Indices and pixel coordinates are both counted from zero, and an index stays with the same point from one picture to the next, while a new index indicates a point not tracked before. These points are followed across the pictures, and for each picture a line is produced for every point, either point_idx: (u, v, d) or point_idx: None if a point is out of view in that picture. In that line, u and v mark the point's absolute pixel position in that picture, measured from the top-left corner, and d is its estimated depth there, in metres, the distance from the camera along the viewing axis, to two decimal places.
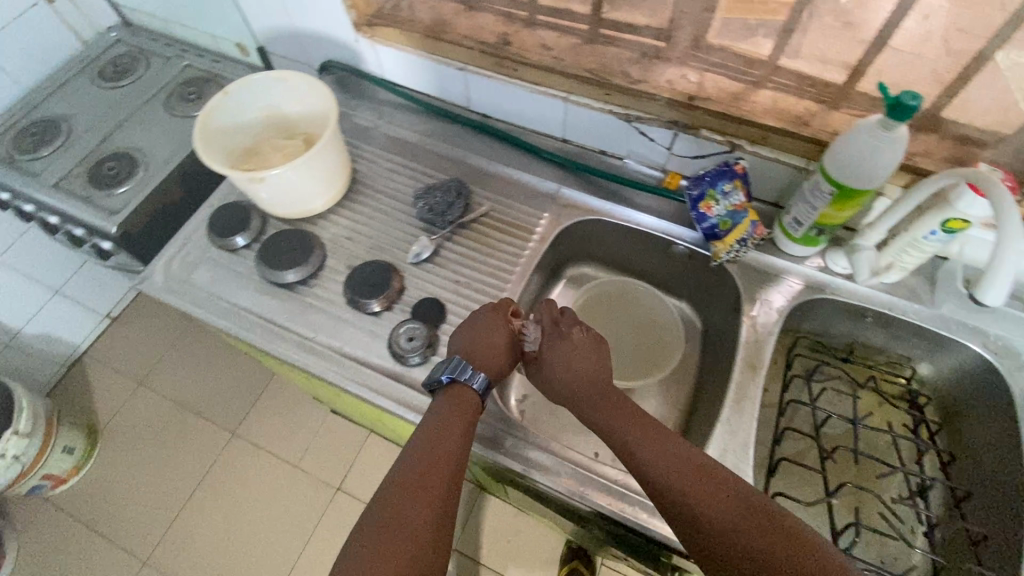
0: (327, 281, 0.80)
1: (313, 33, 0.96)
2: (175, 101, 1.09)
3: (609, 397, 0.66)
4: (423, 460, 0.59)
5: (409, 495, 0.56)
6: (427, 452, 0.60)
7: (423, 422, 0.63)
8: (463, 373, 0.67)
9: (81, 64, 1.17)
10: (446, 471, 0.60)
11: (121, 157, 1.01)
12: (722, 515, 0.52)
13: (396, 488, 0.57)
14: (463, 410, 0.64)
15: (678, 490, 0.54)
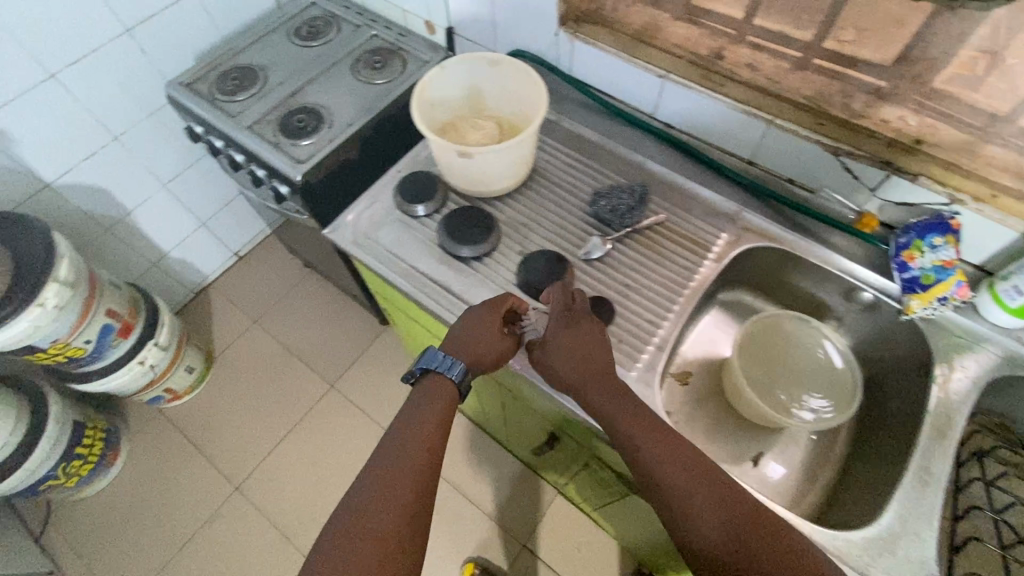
0: (501, 261, 0.82)
1: (509, 23, 1.00)
2: (360, 68, 1.15)
3: (606, 384, 0.66)
4: (391, 460, 0.64)
5: (385, 487, 0.61)
6: (400, 445, 0.66)
7: (402, 412, 0.69)
8: (443, 363, 0.72)
9: (279, 20, 1.25)
10: (409, 470, 0.64)
11: (311, 112, 1.08)
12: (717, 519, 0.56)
13: (373, 478, 0.62)
14: (439, 396, 0.70)
15: (678, 500, 0.58)
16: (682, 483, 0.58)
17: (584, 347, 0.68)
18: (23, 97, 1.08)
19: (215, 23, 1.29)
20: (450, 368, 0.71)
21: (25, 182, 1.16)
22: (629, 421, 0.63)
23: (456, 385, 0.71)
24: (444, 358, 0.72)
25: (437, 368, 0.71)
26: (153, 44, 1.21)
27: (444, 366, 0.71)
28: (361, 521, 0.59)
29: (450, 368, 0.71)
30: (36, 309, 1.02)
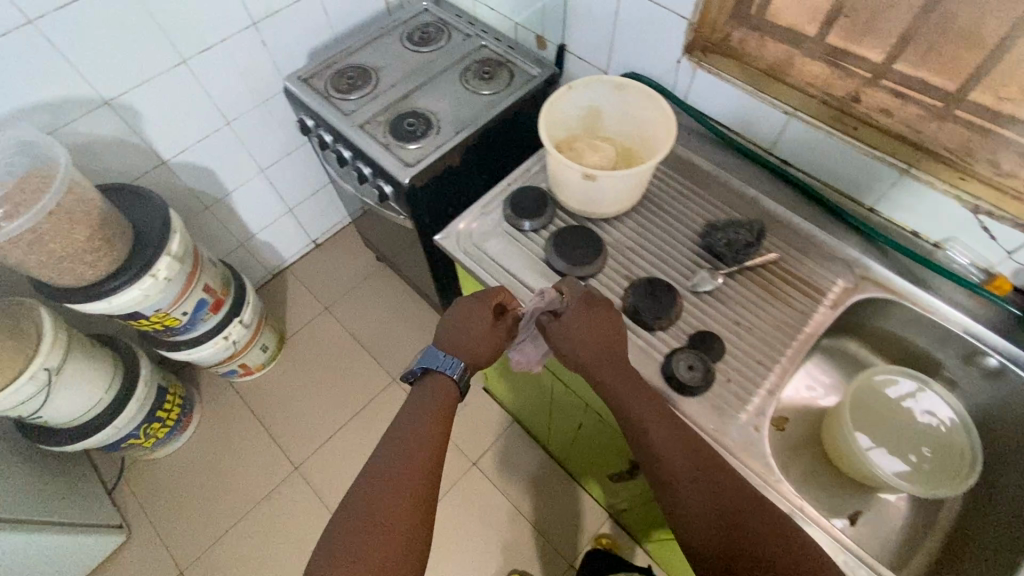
0: (607, 283, 0.81)
1: (629, 46, 1.00)
2: (468, 77, 1.18)
3: (621, 368, 0.70)
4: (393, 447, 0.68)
5: (392, 477, 0.65)
6: (403, 432, 0.70)
7: (408, 404, 0.73)
8: (444, 363, 0.75)
9: (392, 23, 1.29)
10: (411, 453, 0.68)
11: (421, 117, 1.11)
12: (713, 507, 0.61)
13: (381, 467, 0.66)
14: (440, 393, 0.74)
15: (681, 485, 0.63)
16: (685, 467, 0.63)
17: (597, 337, 0.71)
18: (158, 79, 1.15)
19: (331, 22, 1.35)
20: (449, 368, 0.75)
21: (146, 158, 1.23)
22: (640, 404, 0.68)
23: (455, 382, 0.75)
24: (444, 359, 0.75)
25: (438, 370, 0.75)
26: (275, 38, 1.28)
27: (445, 366, 0.75)
28: (370, 509, 0.63)
29: (449, 368, 0.74)
30: (149, 279, 1.07)
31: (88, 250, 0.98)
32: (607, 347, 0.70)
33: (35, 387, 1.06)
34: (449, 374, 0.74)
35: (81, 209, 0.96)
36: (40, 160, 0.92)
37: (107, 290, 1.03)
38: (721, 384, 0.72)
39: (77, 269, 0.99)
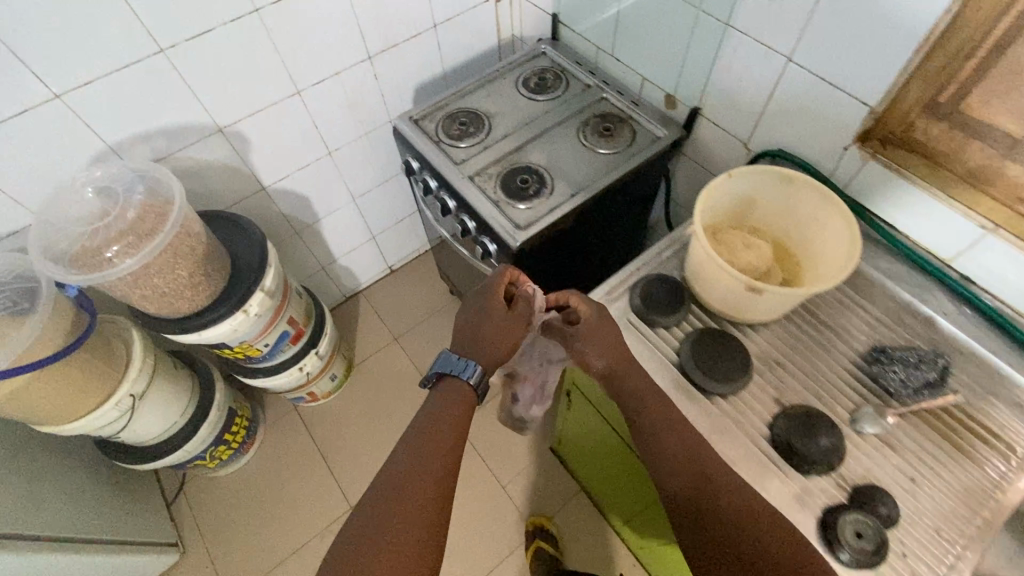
0: (752, 405, 0.71)
1: (782, 123, 0.90)
2: (587, 132, 1.10)
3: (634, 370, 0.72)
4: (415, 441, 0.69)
5: (404, 480, 0.65)
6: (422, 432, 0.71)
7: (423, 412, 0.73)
8: (461, 370, 0.76)
9: (507, 66, 1.23)
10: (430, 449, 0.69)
11: (534, 173, 1.04)
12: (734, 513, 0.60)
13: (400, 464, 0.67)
14: (457, 398, 0.75)
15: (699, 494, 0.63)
16: (698, 474, 0.64)
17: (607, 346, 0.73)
18: (270, 109, 1.12)
19: (442, 57, 1.31)
20: (469, 374, 0.76)
21: (248, 184, 1.22)
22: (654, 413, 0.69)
23: (475, 390, 0.76)
24: (462, 366, 0.76)
25: (458, 379, 0.76)
26: (387, 72, 1.24)
27: (462, 372, 0.76)
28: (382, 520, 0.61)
29: (469, 374, 0.76)
30: (240, 315, 1.04)
31: (188, 286, 0.96)
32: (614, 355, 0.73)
33: (117, 413, 1.04)
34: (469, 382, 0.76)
35: (187, 244, 0.93)
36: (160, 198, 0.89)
37: (199, 324, 1.00)
38: (893, 557, 0.61)
39: (175, 304, 0.97)
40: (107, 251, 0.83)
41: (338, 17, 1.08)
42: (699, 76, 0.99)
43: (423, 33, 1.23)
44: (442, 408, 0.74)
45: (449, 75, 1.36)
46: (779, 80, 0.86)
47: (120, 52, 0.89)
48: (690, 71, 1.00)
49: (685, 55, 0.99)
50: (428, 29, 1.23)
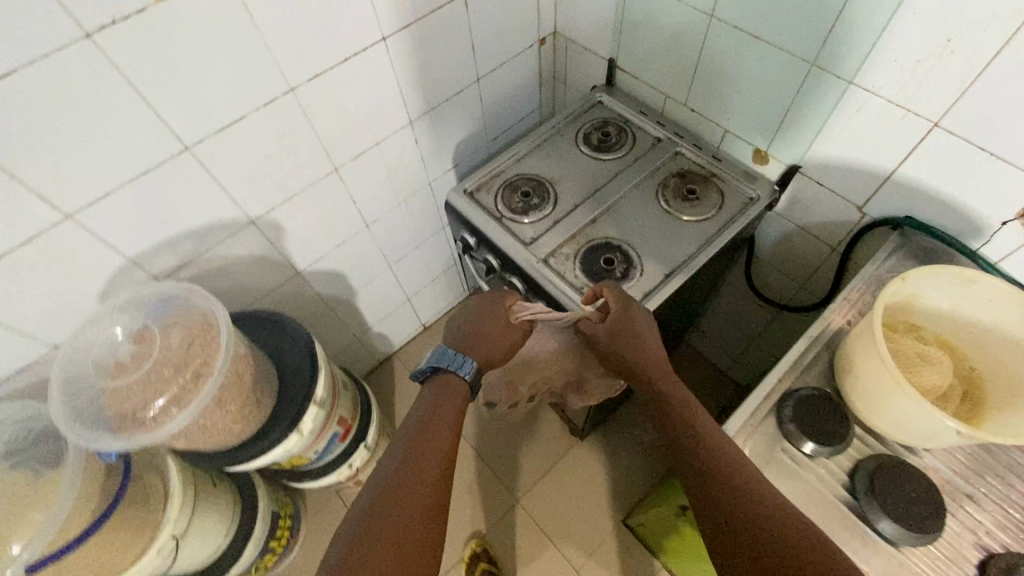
0: (953, 559, 0.60)
1: (912, 189, 0.79)
2: (667, 196, 0.99)
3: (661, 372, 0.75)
4: (420, 430, 0.71)
5: (408, 468, 0.65)
6: (425, 428, 0.71)
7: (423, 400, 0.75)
8: (455, 364, 0.78)
9: (562, 119, 1.11)
10: (434, 442, 0.70)
11: (619, 251, 0.91)
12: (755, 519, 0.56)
13: (403, 453, 0.68)
14: (450, 391, 0.76)
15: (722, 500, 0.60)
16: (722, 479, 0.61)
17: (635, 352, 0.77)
18: (307, 190, 0.99)
19: (484, 110, 1.18)
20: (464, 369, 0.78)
21: (282, 271, 1.08)
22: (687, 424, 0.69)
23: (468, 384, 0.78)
24: (456, 359, 0.78)
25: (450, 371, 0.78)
26: (427, 132, 1.11)
27: (458, 367, 0.78)
28: (382, 508, 0.61)
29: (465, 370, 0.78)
30: (294, 436, 0.91)
31: (238, 419, 0.82)
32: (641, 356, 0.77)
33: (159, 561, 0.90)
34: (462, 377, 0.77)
35: (234, 373, 0.79)
36: (196, 317, 0.75)
37: (248, 454, 0.86)
38: None
39: (222, 439, 0.82)
40: (151, 409, 0.70)
41: (378, 83, 0.95)
42: (801, 133, 0.87)
43: (466, 87, 1.10)
44: (436, 401, 0.76)
45: (491, 127, 1.23)
46: (914, 145, 0.74)
47: (142, 156, 0.75)
48: (789, 128, 0.89)
49: (784, 110, 0.88)
50: (470, 82, 1.10)
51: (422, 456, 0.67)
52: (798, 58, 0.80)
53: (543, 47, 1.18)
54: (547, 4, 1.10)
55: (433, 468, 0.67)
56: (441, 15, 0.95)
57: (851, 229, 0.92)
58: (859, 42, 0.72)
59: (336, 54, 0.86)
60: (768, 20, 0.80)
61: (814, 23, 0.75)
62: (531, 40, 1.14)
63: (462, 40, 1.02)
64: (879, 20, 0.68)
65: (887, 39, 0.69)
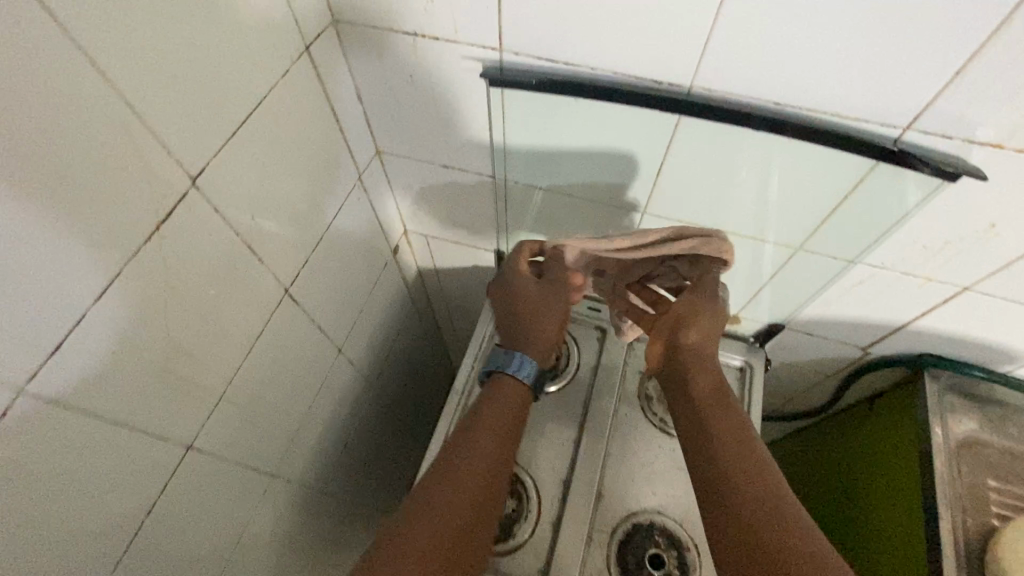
0: None
1: (929, 334, 0.68)
2: (656, 406, 0.77)
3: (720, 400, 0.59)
4: (500, 419, 0.60)
5: (481, 461, 0.56)
6: (501, 436, 0.58)
7: (490, 407, 0.61)
8: (513, 363, 0.65)
9: (474, 349, 0.81)
10: (504, 437, 0.59)
11: (660, 538, 0.67)
12: (764, 489, 0.50)
13: (477, 436, 0.57)
14: (508, 397, 0.63)
15: (750, 463, 0.52)
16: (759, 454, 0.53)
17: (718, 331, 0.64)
18: None
19: (357, 369, 0.83)
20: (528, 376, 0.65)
21: None
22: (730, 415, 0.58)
23: (530, 387, 0.65)
24: (513, 358, 0.66)
25: (507, 374, 0.64)
26: (300, 458, 0.73)
27: (517, 368, 0.65)
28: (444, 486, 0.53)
29: (526, 373, 0.65)
30: None
31: None
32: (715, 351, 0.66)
33: None
34: (524, 381, 0.65)
35: None
36: None
37: None
38: None
39: None
40: None
41: (211, 489, 0.56)
42: (782, 299, 0.72)
43: (327, 371, 0.74)
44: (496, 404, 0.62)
45: (369, 374, 0.89)
46: (937, 303, 0.62)
47: None
48: (766, 296, 0.72)
49: (756, 283, 0.71)
50: (332, 361, 0.75)
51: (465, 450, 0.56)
52: (776, 240, 0.63)
53: (398, 253, 0.87)
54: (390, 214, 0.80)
55: (483, 460, 0.56)
56: (268, 337, 0.58)
57: (851, 363, 0.80)
58: (867, 229, 0.56)
59: (116, 538, 0.45)
60: (729, 208, 0.61)
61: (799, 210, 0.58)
62: (382, 258, 0.82)
63: (307, 332, 0.67)
64: (898, 210, 0.52)
65: (906, 226, 0.53)
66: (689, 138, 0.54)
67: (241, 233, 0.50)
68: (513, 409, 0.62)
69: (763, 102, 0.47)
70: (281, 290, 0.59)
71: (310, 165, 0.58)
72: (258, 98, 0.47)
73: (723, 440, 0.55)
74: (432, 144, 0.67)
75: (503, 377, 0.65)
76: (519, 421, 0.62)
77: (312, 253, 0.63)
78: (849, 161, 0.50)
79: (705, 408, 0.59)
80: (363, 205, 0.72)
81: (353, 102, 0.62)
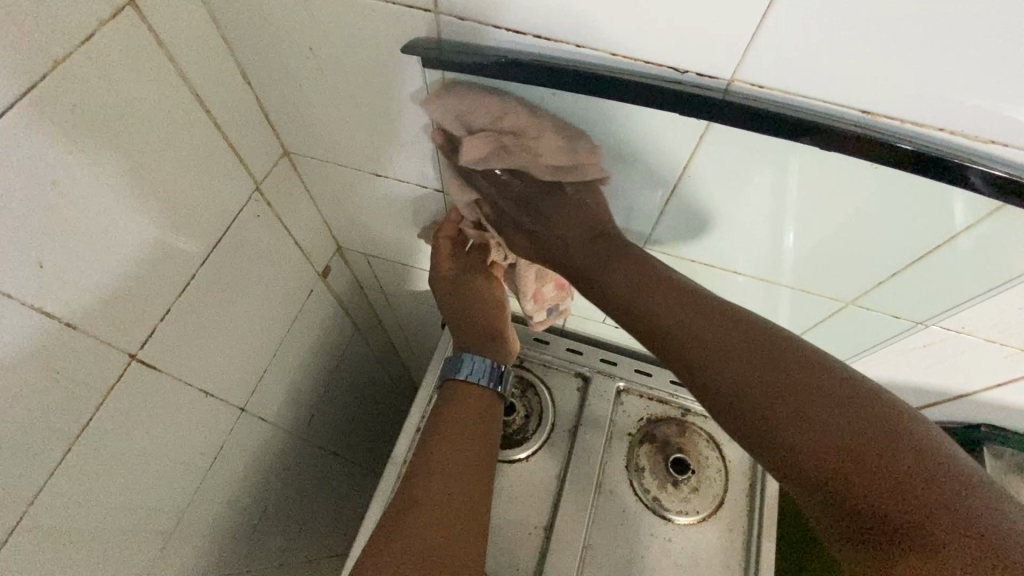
0: None
1: (993, 406, 0.53)
2: (646, 480, 0.61)
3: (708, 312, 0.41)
4: (465, 413, 0.56)
5: (456, 468, 0.52)
6: (462, 433, 0.54)
7: (447, 414, 0.56)
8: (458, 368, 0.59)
9: (422, 402, 0.64)
10: (475, 433, 0.55)
11: None
12: (843, 426, 0.33)
13: (443, 442, 0.53)
14: (467, 405, 0.57)
15: (804, 399, 0.35)
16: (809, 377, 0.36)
17: (585, 223, 0.48)
18: None
19: (274, 425, 0.66)
20: (486, 376, 0.59)
21: None
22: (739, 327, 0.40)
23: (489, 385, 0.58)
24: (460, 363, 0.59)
25: (459, 382, 0.58)
26: (185, 555, 0.56)
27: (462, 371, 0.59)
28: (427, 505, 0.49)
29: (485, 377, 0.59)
30: None
31: None
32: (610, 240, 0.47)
33: None
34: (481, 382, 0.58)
35: None
36: None
37: None
38: None
39: None
40: None
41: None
42: None
43: (225, 440, 0.57)
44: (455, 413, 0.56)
45: (295, 425, 0.71)
46: (1015, 376, 0.47)
47: None
48: None
49: None
50: (231, 426, 0.57)
51: (444, 460, 0.52)
52: (820, 292, 0.47)
53: (330, 275, 0.69)
54: (313, 229, 0.62)
55: (458, 465, 0.52)
56: (103, 427, 0.41)
57: None
58: (953, 289, 0.41)
59: None
60: (764, 250, 0.46)
61: (863, 260, 0.42)
62: (308, 284, 0.64)
63: (186, 401, 0.49)
64: (1014, 265, 0.37)
65: (1019, 286, 0.39)
66: (726, 151, 0.38)
67: (29, 295, 0.33)
68: (475, 409, 0.57)
69: (847, 112, 0.31)
70: (125, 359, 0.41)
71: (167, 180, 0.40)
72: (29, 86, 0.29)
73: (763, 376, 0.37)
74: (356, 146, 0.49)
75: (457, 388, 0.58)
76: (491, 412, 0.57)
77: (182, 299, 0.45)
78: (962, 199, 0.34)
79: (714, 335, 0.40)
80: (271, 225, 0.54)
81: (239, 86, 0.43)
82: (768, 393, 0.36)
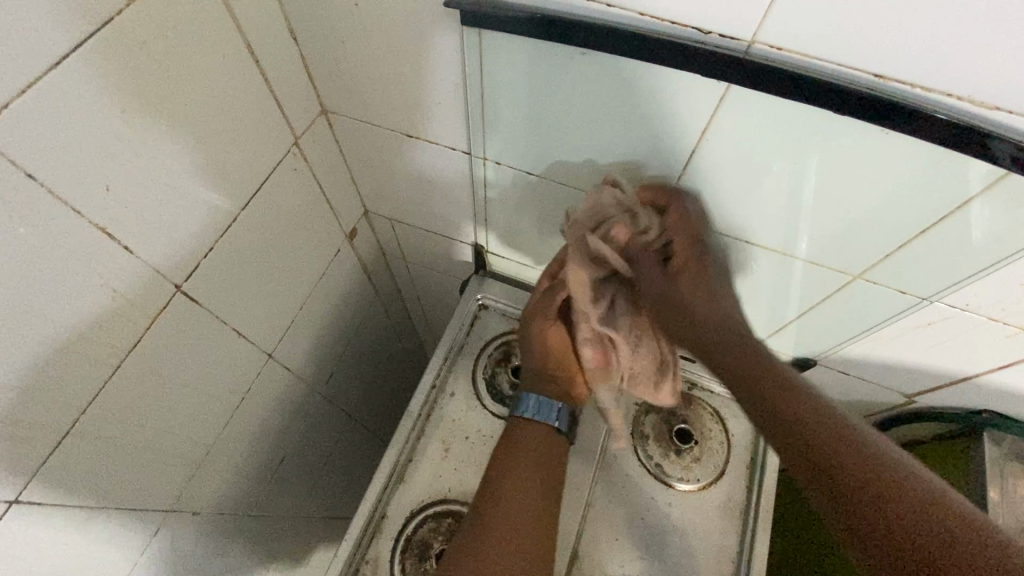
0: None
1: (994, 391, 0.55)
2: (652, 449, 0.63)
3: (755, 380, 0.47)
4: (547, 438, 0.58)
5: (545, 484, 0.55)
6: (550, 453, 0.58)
7: (524, 433, 0.58)
8: (529, 404, 0.59)
9: (438, 363, 0.67)
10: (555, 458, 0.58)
11: None
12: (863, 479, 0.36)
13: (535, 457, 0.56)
14: (535, 440, 0.58)
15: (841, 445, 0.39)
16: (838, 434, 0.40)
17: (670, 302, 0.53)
18: None
19: (297, 376, 0.69)
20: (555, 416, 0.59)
21: None
22: (789, 396, 0.44)
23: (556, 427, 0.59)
24: (529, 399, 0.60)
25: (523, 417, 0.59)
26: (209, 489, 0.59)
27: (533, 407, 0.59)
28: (521, 508, 0.53)
29: (553, 417, 0.59)
30: None
31: None
32: (684, 315, 0.53)
33: None
34: (546, 421, 0.59)
35: None
36: None
37: None
38: None
39: None
40: None
41: (41, 547, 0.43)
42: (819, 334, 0.58)
43: (253, 383, 0.60)
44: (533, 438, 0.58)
45: (316, 380, 0.75)
46: (1019, 358, 0.49)
47: None
48: (800, 326, 0.59)
49: (790, 311, 0.57)
50: (258, 371, 0.60)
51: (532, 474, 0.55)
52: (828, 266, 0.49)
53: (356, 238, 0.72)
54: (343, 191, 0.65)
55: (546, 483, 0.55)
56: (146, 351, 0.44)
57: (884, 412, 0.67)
58: (959, 262, 0.42)
59: None
60: (777, 222, 0.47)
61: (872, 232, 0.44)
62: (336, 244, 0.68)
63: (222, 339, 0.52)
64: (1019, 238, 0.38)
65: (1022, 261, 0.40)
66: (744, 118, 0.39)
67: (94, 214, 0.36)
68: (545, 438, 0.58)
69: (859, 75, 0.33)
70: (171, 289, 0.44)
71: (217, 123, 0.43)
72: (105, 19, 0.32)
73: (801, 426, 0.41)
74: (390, 106, 0.51)
75: (528, 420, 0.59)
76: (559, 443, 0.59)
77: (222, 240, 0.48)
78: (969, 166, 0.35)
79: (762, 396, 0.45)
80: (307, 180, 0.57)
81: (284, 40, 0.46)
82: (826, 438, 0.40)
